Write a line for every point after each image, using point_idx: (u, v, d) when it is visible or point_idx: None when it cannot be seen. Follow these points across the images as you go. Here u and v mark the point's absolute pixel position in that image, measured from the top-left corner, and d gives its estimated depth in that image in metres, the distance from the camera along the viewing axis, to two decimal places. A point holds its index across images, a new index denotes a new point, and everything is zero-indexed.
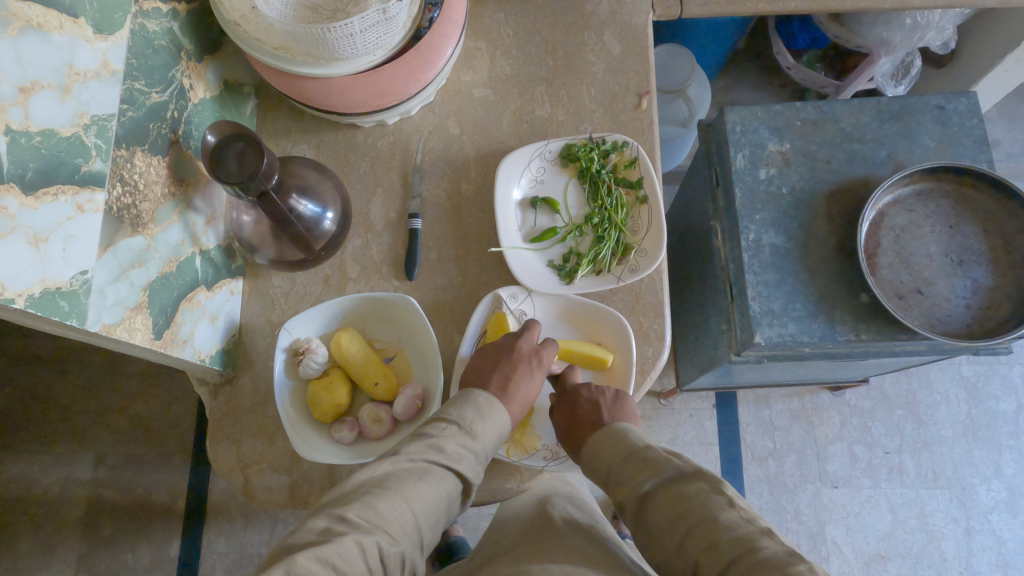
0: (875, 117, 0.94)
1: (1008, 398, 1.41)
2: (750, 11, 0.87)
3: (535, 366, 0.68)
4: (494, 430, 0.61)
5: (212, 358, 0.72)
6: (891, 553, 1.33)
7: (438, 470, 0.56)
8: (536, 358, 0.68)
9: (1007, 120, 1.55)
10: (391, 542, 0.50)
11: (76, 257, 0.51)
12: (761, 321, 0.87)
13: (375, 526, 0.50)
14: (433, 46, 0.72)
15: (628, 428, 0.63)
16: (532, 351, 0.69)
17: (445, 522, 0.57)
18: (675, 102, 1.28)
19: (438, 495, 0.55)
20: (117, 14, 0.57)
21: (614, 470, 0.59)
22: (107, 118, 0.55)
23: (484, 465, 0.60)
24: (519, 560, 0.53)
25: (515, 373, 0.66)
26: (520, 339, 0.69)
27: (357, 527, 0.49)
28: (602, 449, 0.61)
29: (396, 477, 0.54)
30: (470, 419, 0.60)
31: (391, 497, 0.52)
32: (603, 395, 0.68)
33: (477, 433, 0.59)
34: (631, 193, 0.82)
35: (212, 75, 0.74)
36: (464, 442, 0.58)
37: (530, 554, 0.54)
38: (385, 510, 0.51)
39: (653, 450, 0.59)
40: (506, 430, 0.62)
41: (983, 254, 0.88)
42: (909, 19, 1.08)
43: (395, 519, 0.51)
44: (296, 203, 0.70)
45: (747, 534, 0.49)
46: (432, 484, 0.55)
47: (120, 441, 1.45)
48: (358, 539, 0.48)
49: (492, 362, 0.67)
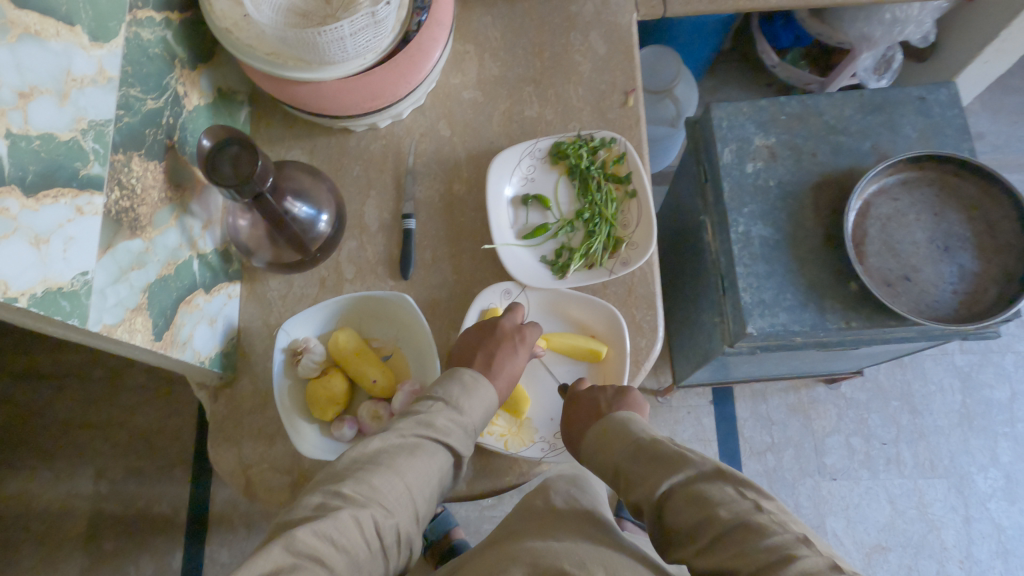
0: (858, 109, 0.95)
1: (1001, 386, 1.43)
2: (731, 9, 0.89)
3: (518, 343, 0.70)
4: (482, 406, 0.63)
5: (211, 360, 0.73)
6: (892, 544, 1.33)
7: (428, 445, 0.57)
8: (517, 335, 0.70)
9: (991, 113, 1.58)
10: (388, 516, 0.51)
11: (76, 258, 0.52)
12: (753, 312, 0.89)
13: (372, 500, 0.51)
14: (422, 49, 0.74)
15: (634, 419, 0.63)
16: (514, 330, 0.70)
17: (439, 495, 0.58)
18: (662, 102, 1.30)
19: (432, 470, 0.56)
20: (111, 23, 0.58)
21: (623, 467, 0.58)
22: (104, 123, 0.56)
23: (473, 439, 0.61)
24: (523, 537, 0.53)
25: (500, 351, 0.68)
26: (503, 319, 0.71)
27: (355, 502, 0.51)
28: (609, 440, 0.61)
29: (389, 453, 0.55)
30: (456, 395, 0.61)
31: (384, 472, 0.53)
32: (606, 391, 0.69)
33: (466, 408, 0.61)
34: (620, 187, 0.84)
35: (206, 83, 0.75)
36: (452, 416, 0.60)
37: (535, 533, 0.53)
38: (380, 485, 0.52)
39: (665, 445, 0.57)
40: (494, 405, 0.64)
41: (968, 240, 0.90)
42: (888, 14, 1.10)
43: (391, 493, 0.53)
44: (291, 205, 0.72)
45: (784, 542, 0.47)
46: (423, 458, 0.56)
47: (121, 454, 1.45)
48: (353, 513, 0.50)
49: (476, 343, 0.69)
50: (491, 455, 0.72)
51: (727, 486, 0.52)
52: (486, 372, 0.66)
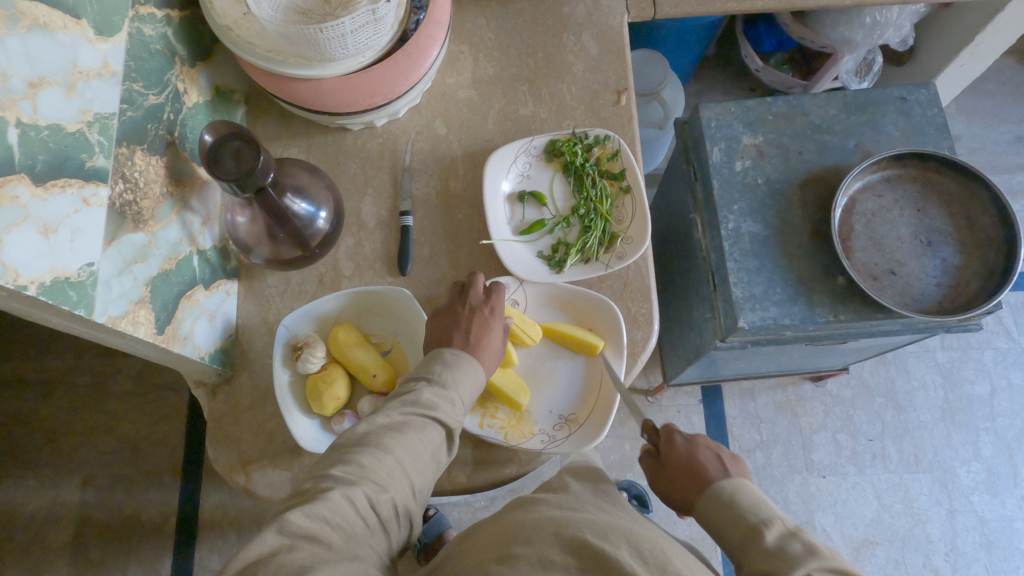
0: (842, 109, 0.98)
1: (982, 381, 1.46)
2: (719, 11, 0.91)
3: (489, 316, 0.70)
4: (470, 379, 0.64)
5: (210, 356, 0.73)
6: (879, 538, 1.36)
7: (416, 421, 0.58)
8: (489, 309, 0.70)
9: (966, 116, 1.63)
10: (381, 491, 0.53)
11: (83, 249, 0.52)
12: (744, 306, 0.90)
13: (363, 478, 0.52)
14: (421, 47, 0.75)
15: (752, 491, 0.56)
16: (482, 305, 0.71)
17: (434, 469, 0.59)
18: (650, 105, 1.32)
19: (422, 445, 0.57)
20: (116, 18, 0.59)
21: (748, 547, 0.52)
22: (109, 117, 0.57)
23: (463, 412, 0.62)
24: (540, 507, 0.53)
25: (480, 327, 0.68)
26: (469, 297, 0.71)
27: (345, 481, 0.52)
28: (730, 513, 0.55)
29: (376, 433, 0.56)
30: (438, 371, 0.62)
31: (373, 451, 0.54)
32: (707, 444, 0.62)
33: (455, 382, 0.62)
34: (614, 184, 0.86)
35: (205, 81, 0.76)
36: (437, 392, 0.61)
37: (549, 503, 0.54)
38: (369, 463, 0.53)
39: (802, 537, 0.51)
40: (480, 378, 0.65)
41: (950, 235, 0.92)
42: (868, 17, 1.13)
43: (382, 470, 0.54)
44: (291, 201, 0.72)
45: None
46: (413, 434, 0.57)
47: (108, 462, 1.43)
48: (345, 492, 0.51)
49: (449, 324, 0.69)
50: (492, 447, 0.73)
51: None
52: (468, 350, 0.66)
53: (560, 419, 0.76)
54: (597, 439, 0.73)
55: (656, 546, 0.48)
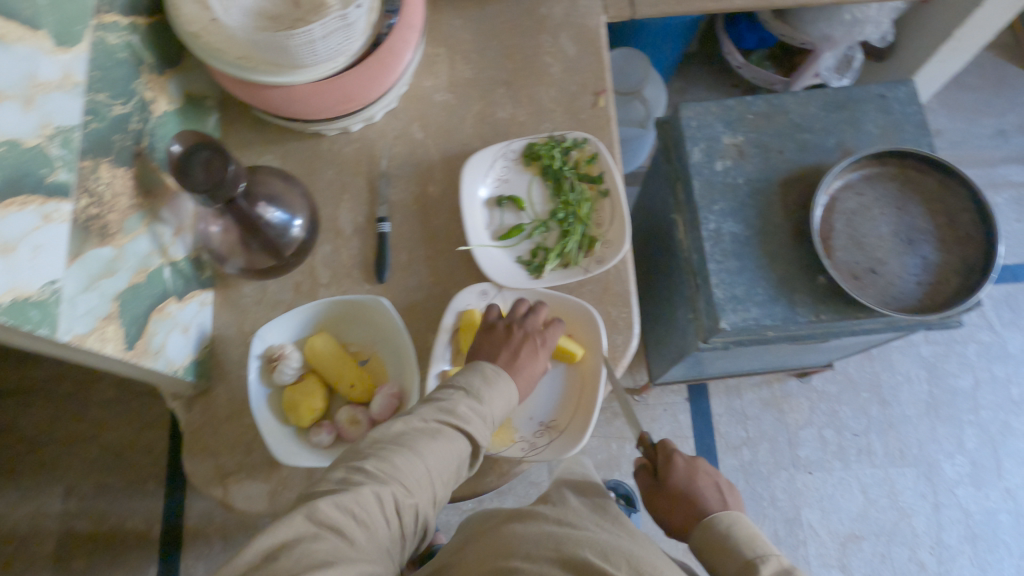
0: (822, 107, 0.98)
1: (965, 374, 1.47)
2: (698, 11, 0.91)
3: (540, 346, 0.70)
4: (503, 400, 0.64)
5: (185, 369, 0.72)
6: (865, 532, 1.36)
7: (447, 432, 0.58)
8: (542, 337, 0.71)
9: (948, 110, 1.63)
10: (408, 495, 0.54)
11: (44, 266, 0.51)
12: (726, 308, 0.90)
13: (394, 479, 0.54)
14: (394, 51, 0.74)
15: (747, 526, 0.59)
16: (536, 334, 0.71)
17: (455, 481, 0.59)
18: (632, 103, 1.31)
19: (451, 456, 0.58)
20: (77, 27, 0.58)
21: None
22: (71, 129, 0.55)
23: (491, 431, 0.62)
24: (536, 522, 0.56)
25: (529, 350, 0.69)
26: (525, 324, 0.72)
27: (376, 479, 0.53)
28: (731, 549, 0.57)
29: (411, 435, 0.57)
30: (477, 386, 0.62)
31: (406, 453, 0.55)
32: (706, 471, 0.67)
33: (489, 401, 0.62)
34: (593, 187, 0.85)
35: (174, 88, 0.75)
36: (472, 406, 0.61)
37: (548, 519, 0.57)
38: (402, 464, 0.55)
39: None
40: (513, 400, 0.65)
41: (930, 233, 0.92)
42: (848, 14, 1.13)
43: (412, 472, 0.55)
44: (263, 210, 0.71)
45: None
46: (444, 443, 0.57)
47: (90, 471, 1.41)
48: (374, 490, 0.52)
49: (497, 343, 0.70)
50: None
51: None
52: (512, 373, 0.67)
53: (540, 426, 0.76)
54: (577, 446, 0.72)
55: (651, 561, 0.52)
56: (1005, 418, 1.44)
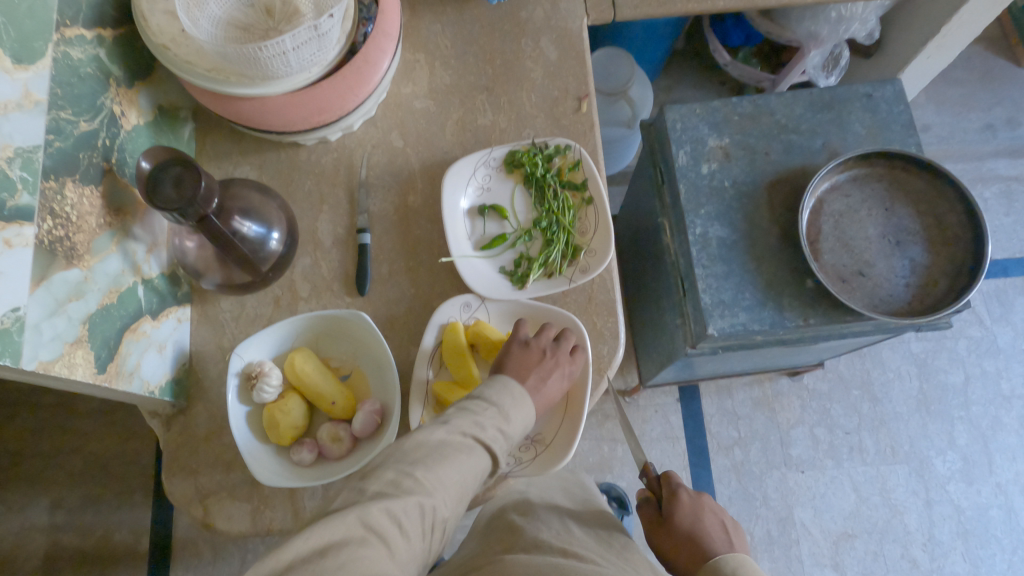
0: (808, 107, 0.97)
1: (956, 370, 1.47)
2: (680, 12, 0.89)
3: (567, 373, 0.70)
4: (525, 423, 0.64)
5: (162, 388, 0.71)
6: (857, 530, 1.36)
7: (479, 450, 0.58)
8: (571, 367, 0.70)
9: (935, 104, 1.62)
10: (444, 510, 0.54)
11: (7, 294, 0.49)
12: (713, 313, 0.89)
13: (436, 490, 0.54)
14: (370, 60, 0.72)
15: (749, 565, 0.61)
16: (568, 360, 0.70)
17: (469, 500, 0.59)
18: (618, 104, 1.30)
19: (479, 474, 0.58)
20: (37, 43, 0.56)
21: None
22: (33, 150, 0.54)
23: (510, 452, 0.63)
24: (545, 552, 0.60)
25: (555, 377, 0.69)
26: (560, 347, 0.71)
27: (421, 488, 0.53)
28: None
29: (452, 446, 0.57)
30: (508, 406, 0.62)
31: (449, 466, 0.55)
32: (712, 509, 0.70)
33: (515, 424, 0.62)
34: (577, 194, 0.84)
35: (146, 101, 0.73)
36: (501, 426, 0.61)
37: (554, 550, 0.60)
38: (444, 477, 0.55)
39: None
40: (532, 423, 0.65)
41: (918, 234, 0.91)
42: (834, 12, 1.12)
43: (452, 486, 0.55)
44: (239, 224, 0.69)
45: None
46: (478, 461, 0.58)
47: (76, 484, 1.39)
48: (420, 501, 0.52)
49: (525, 360, 0.69)
50: None
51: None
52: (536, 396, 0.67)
53: (526, 439, 0.74)
54: (563, 460, 0.71)
55: None
56: (995, 413, 1.43)
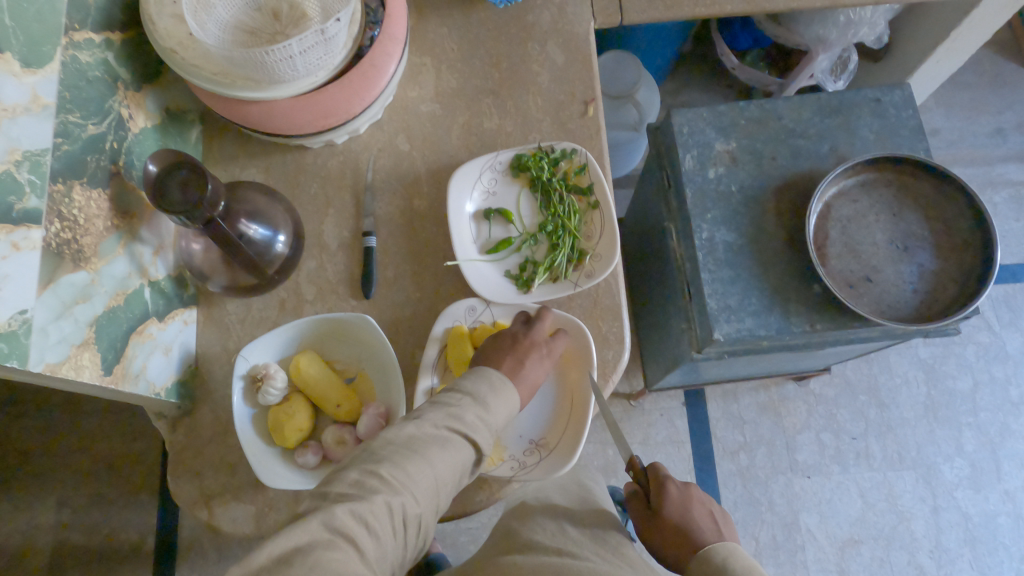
0: (816, 112, 0.96)
1: (964, 376, 1.46)
2: (687, 16, 0.89)
3: (544, 355, 0.70)
4: (508, 412, 0.64)
5: (168, 390, 0.71)
6: (864, 537, 1.35)
7: (458, 439, 0.58)
8: (549, 348, 0.71)
9: (945, 108, 1.61)
10: (416, 505, 0.53)
11: (15, 297, 0.50)
12: (719, 318, 0.89)
13: (404, 488, 0.53)
14: (376, 65, 0.72)
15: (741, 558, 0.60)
16: (542, 342, 0.71)
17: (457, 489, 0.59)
18: (624, 107, 1.29)
19: (457, 464, 0.57)
20: (46, 47, 0.56)
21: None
22: (41, 153, 0.54)
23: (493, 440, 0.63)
24: (540, 552, 0.61)
25: (534, 361, 0.69)
26: (532, 331, 0.72)
27: (388, 487, 0.53)
28: None
29: (422, 439, 0.57)
30: (485, 393, 0.63)
31: (418, 461, 0.55)
32: (700, 498, 0.68)
33: (496, 411, 0.63)
34: (583, 199, 0.84)
35: (153, 104, 0.73)
36: (479, 413, 0.61)
37: (548, 549, 0.61)
38: (414, 473, 0.54)
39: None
40: (515, 408, 0.65)
41: (926, 240, 0.91)
42: (843, 16, 1.11)
43: (422, 482, 0.54)
44: (245, 228, 0.69)
45: None
46: (453, 451, 0.57)
47: (83, 483, 1.40)
48: (387, 499, 0.52)
49: (501, 346, 0.70)
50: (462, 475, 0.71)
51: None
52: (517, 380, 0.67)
53: (530, 444, 0.74)
54: (568, 464, 0.71)
55: None
56: (1004, 420, 1.42)
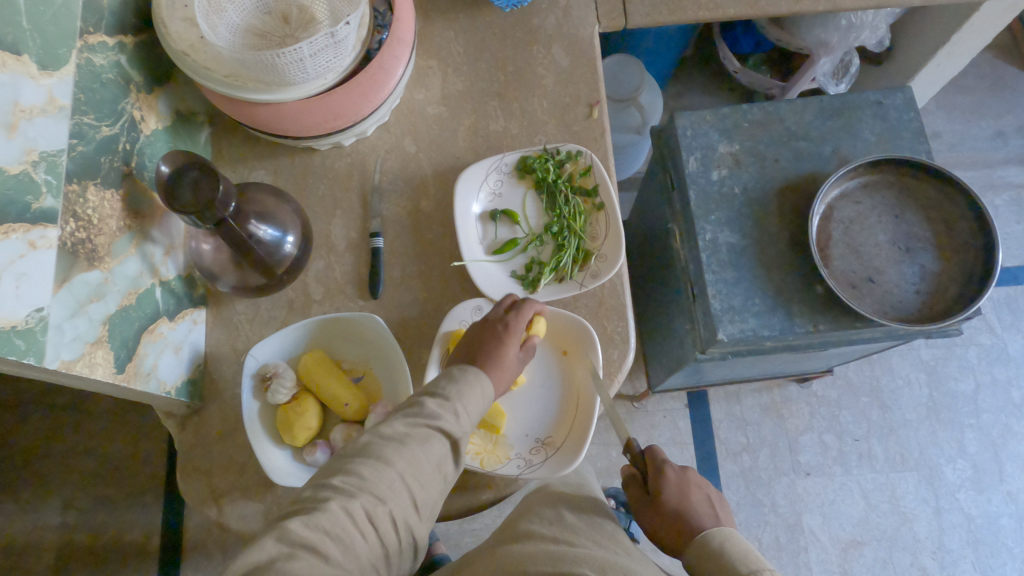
0: (818, 114, 0.97)
1: (966, 378, 1.46)
2: (691, 20, 0.90)
3: (501, 329, 0.68)
4: (480, 397, 0.62)
5: (178, 389, 0.72)
6: (867, 538, 1.36)
7: (419, 433, 0.57)
8: (505, 323, 0.69)
9: (946, 112, 1.62)
10: (379, 504, 0.53)
11: (31, 295, 0.50)
12: (723, 318, 0.89)
13: (362, 490, 0.53)
14: (384, 68, 0.73)
15: (738, 542, 0.60)
16: (498, 320, 0.69)
17: (440, 481, 0.57)
18: (627, 110, 1.30)
19: (424, 457, 0.56)
20: (62, 49, 0.57)
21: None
22: (57, 154, 0.55)
23: (469, 426, 0.60)
24: (535, 541, 0.59)
25: (503, 346, 0.66)
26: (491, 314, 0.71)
27: (344, 492, 0.52)
28: (723, 562, 0.58)
29: (378, 442, 0.56)
30: (440, 385, 0.61)
31: (372, 463, 0.54)
32: (696, 482, 0.68)
33: (462, 397, 0.60)
34: (588, 200, 0.85)
35: (164, 106, 0.74)
36: (439, 403, 0.59)
37: (545, 538, 0.59)
38: (369, 475, 0.54)
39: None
40: (486, 392, 0.62)
41: (928, 241, 0.92)
42: (844, 20, 1.12)
43: (381, 481, 0.54)
44: (255, 228, 0.70)
45: None
46: (414, 445, 0.56)
47: (88, 484, 1.41)
48: (343, 504, 0.51)
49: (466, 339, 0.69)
50: (469, 473, 0.72)
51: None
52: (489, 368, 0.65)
53: (536, 442, 0.75)
54: (573, 464, 0.71)
55: None
56: (1006, 421, 1.43)
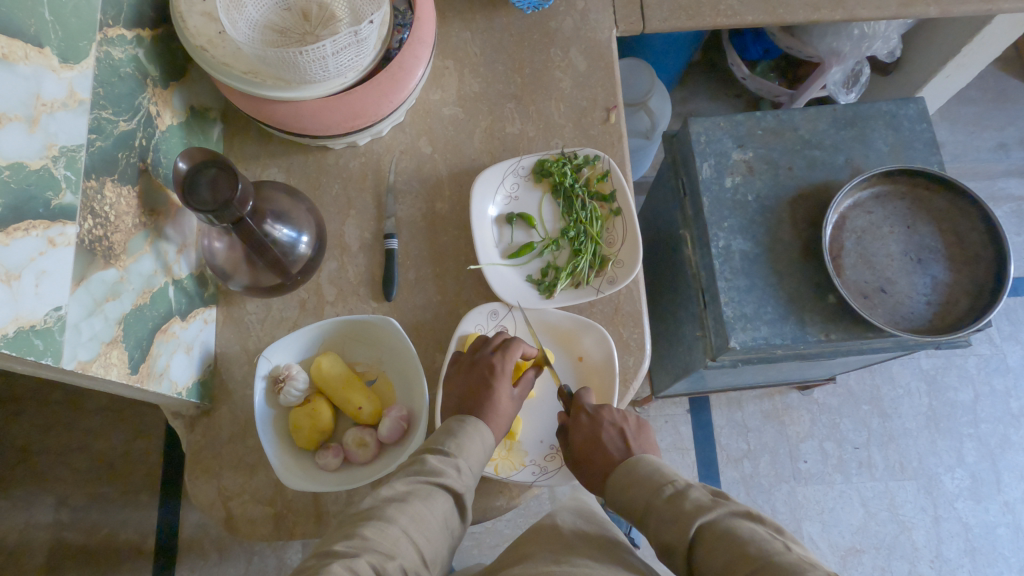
0: (832, 123, 0.97)
1: (965, 388, 1.47)
2: (708, 26, 0.89)
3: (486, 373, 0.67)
4: (480, 446, 0.60)
5: (189, 390, 0.71)
6: (865, 546, 1.36)
7: (421, 489, 0.54)
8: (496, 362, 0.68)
9: (950, 123, 1.63)
10: (386, 559, 0.48)
11: (49, 294, 0.49)
12: (735, 326, 0.89)
13: (364, 548, 0.48)
14: (405, 67, 0.72)
15: (646, 463, 0.59)
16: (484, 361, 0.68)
17: (448, 537, 0.54)
18: (638, 114, 1.30)
19: (430, 512, 0.53)
20: (82, 42, 0.56)
21: (648, 509, 0.54)
22: (76, 149, 0.54)
23: (472, 481, 0.58)
24: (535, 563, 0.54)
25: (490, 390, 0.65)
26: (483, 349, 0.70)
27: (345, 554, 0.48)
28: (632, 484, 0.57)
29: (377, 502, 0.53)
30: (442, 441, 0.60)
31: (375, 522, 0.51)
32: (607, 416, 0.66)
33: (459, 448, 0.59)
34: (605, 205, 0.85)
35: (179, 102, 0.73)
36: (443, 457, 0.58)
37: (548, 559, 0.54)
38: (371, 534, 0.50)
39: (693, 494, 0.53)
40: (485, 443, 0.61)
41: (939, 252, 0.92)
42: (857, 29, 1.12)
43: (386, 538, 0.50)
44: (271, 228, 0.69)
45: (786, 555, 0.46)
46: (418, 503, 0.53)
47: (82, 482, 1.38)
48: (346, 564, 0.46)
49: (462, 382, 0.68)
50: (482, 480, 0.71)
51: (755, 527, 0.49)
52: (480, 415, 0.64)
53: (551, 449, 0.75)
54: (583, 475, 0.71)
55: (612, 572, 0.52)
56: (1004, 431, 1.44)
